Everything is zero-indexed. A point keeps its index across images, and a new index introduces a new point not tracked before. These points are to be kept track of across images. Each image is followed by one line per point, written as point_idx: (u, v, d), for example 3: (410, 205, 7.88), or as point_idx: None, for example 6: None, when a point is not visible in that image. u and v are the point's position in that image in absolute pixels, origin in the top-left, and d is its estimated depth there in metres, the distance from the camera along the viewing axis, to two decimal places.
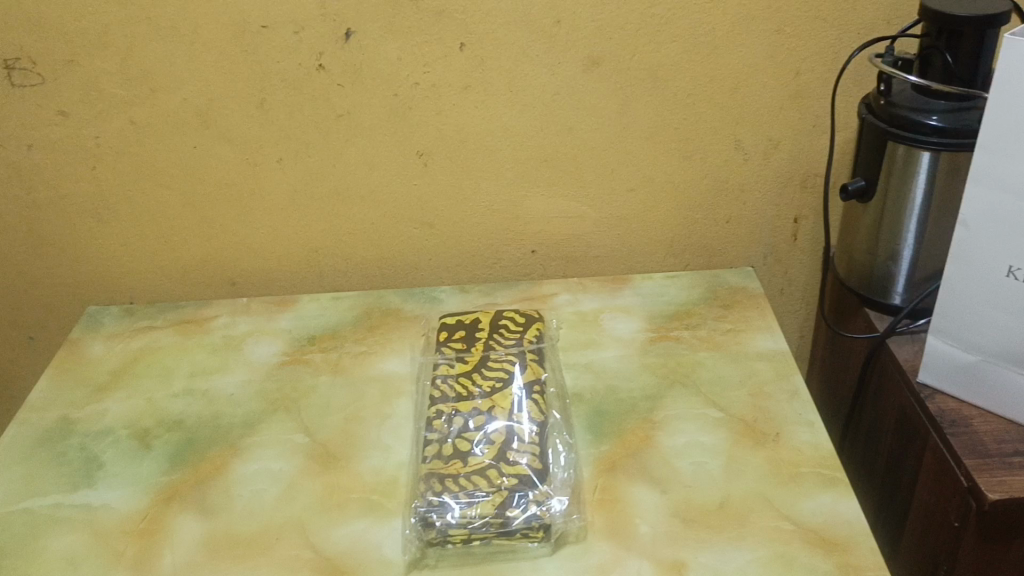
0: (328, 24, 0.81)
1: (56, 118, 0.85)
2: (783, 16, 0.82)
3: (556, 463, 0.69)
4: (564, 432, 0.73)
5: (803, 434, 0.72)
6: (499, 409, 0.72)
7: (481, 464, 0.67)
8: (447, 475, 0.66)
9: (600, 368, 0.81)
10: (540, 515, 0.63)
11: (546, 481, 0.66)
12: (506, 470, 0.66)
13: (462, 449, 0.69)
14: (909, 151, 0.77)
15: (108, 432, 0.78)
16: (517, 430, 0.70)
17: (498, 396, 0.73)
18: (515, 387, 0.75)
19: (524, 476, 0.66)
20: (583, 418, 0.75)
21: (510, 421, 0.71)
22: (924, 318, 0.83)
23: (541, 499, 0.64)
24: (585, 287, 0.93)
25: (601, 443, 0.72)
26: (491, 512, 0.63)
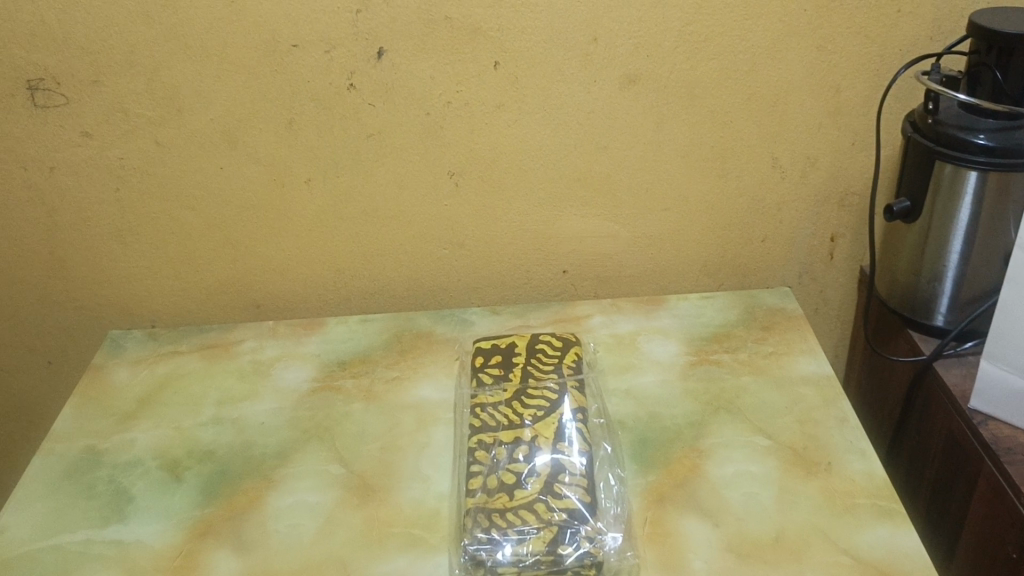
0: (360, 43, 0.79)
1: (80, 140, 0.83)
2: (825, 33, 0.80)
3: (604, 495, 0.67)
4: (611, 461, 0.71)
5: (855, 462, 0.70)
6: (546, 440, 0.70)
7: (529, 497, 0.65)
8: (494, 510, 0.64)
9: (641, 394, 0.79)
10: (594, 553, 0.61)
11: (597, 517, 0.64)
12: (556, 504, 0.64)
13: (510, 482, 0.66)
14: (956, 170, 0.75)
15: (136, 463, 0.76)
16: (565, 462, 0.68)
17: (543, 426, 0.72)
18: (561, 415, 0.73)
19: (575, 510, 0.64)
20: (631, 446, 0.72)
21: (556, 453, 0.69)
22: (972, 341, 0.81)
23: (593, 535, 0.62)
24: (620, 308, 0.92)
25: (649, 472, 0.70)
26: (542, 549, 0.61)
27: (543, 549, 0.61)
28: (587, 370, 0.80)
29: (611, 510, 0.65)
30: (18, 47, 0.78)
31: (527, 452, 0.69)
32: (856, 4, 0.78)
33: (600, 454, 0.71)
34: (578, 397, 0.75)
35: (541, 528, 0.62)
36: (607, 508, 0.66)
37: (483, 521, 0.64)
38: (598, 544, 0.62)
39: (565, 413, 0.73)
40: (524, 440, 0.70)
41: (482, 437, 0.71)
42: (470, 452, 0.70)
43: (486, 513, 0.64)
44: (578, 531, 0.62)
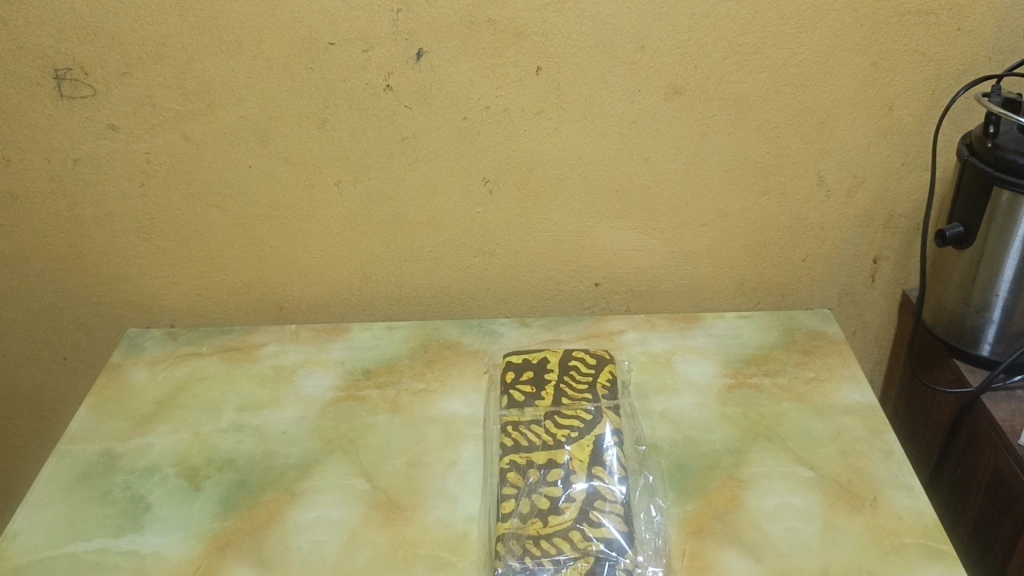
0: (399, 43, 0.76)
1: (106, 132, 0.81)
2: (880, 49, 0.77)
3: (640, 525, 0.64)
4: (647, 488, 0.68)
5: (902, 499, 0.67)
6: (583, 464, 0.68)
7: (565, 524, 0.63)
8: (529, 536, 0.62)
9: (680, 419, 0.76)
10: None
11: (635, 549, 0.61)
12: (593, 534, 0.62)
13: (545, 505, 0.64)
14: (1014, 197, 0.72)
15: (154, 469, 0.73)
16: (602, 490, 0.66)
17: (580, 449, 0.69)
18: (598, 438, 0.71)
19: (613, 540, 0.61)
20: (669, 473, 0.70)
21: (593, 480, 0.66)
22: (1021, 375, 0.78)
23: (631, 569, 0.60)
24: (655, 324, 0.89)
25: (686, 501, 0.67)
26: None
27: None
28: (622, 392, 0.78)
29: (650, 541, 0.63)
30: (46, 34, 0.75)
31: (562, 475, 0.67)
32: (915, 21, 0.75)
33: (635, 480, 0.69)
34: (613, 421, 0.73)
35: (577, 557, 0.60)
36: (644, 538, 0.63)
37: (517, 547, 0.61)
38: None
39: (603, 437, 0.71)
40: (560, 462, 0.68)
41: (515, 458, 0.69)
42: (501, 471, 0.68)
43: (520, 538, 0.62)
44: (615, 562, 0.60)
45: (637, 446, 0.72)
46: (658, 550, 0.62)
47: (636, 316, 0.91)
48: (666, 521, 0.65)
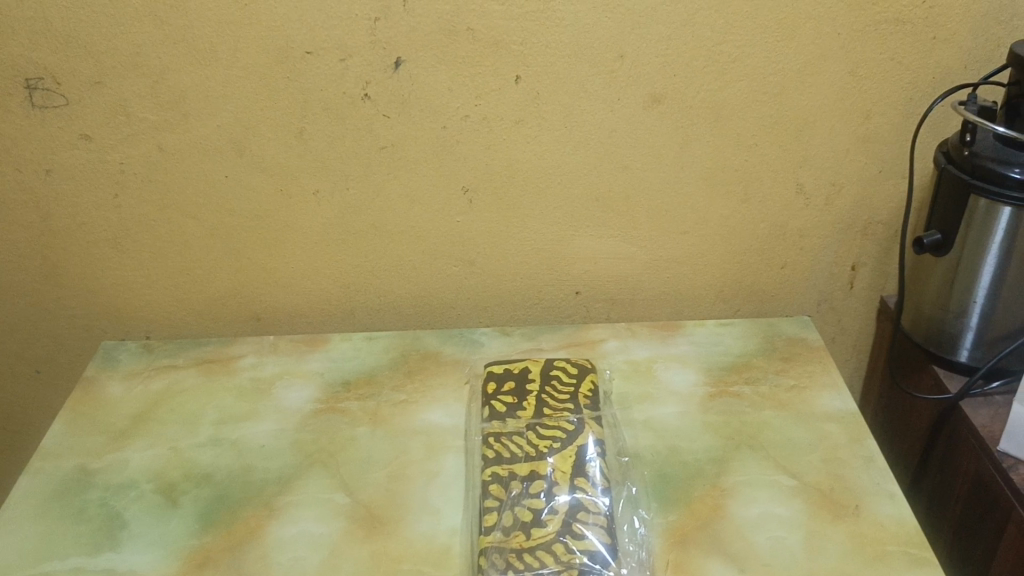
0: (377, 52, 0.75)
1: (79, 142, 0.80)
2: (858, 57, 0.77)
3: (625, 536, 0.64)
4: (631, 499, 0.68)
5: (884, 506, 0.67)
6: (566, 476, 0.68)
7: (548, 536, 0.62)
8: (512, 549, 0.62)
9: (662, 428, 0.76)
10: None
11: (618, 560, 0.61)
12: (576, 545, 0.62)
13: (527, 517, 0.64)
14: (991, 205, 0.72)
15: (130, 485, 0.72)
16: (585, 501, 0.65)
17: (562, 460, 0.69)
18: (580, 449, 0.70)
19: (597, 552, 0.61)
20: (653, 483, 0.70)
21: (576, 491, 0.66)
22: (999, 380, 0.79)
23: None
24: (636, 333, 0.89)
25: (670, 511, 0.67)
26: None
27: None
28: (604, 403, 0.78)
29: (633, 552, 0.63)
30: (17, 43, 0.74)
31: (545, 487, 0.66)
32: (891, 30, 0.76)
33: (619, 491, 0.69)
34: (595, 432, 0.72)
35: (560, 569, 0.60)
36: (628, 549, 0.63)
37: (500, 560, 0.61)
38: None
39: (586, 448, 0.70)
40: (542, 474, 0.68)
41: (497, 470, 0.69)
42: (483, 484, 0.68)
43: (503, 552, 0.61)
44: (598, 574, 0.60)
45: (619, 457, 0.72)
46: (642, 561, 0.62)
47: (616, 325, 0.91)
48: (650, 532, 0.65)
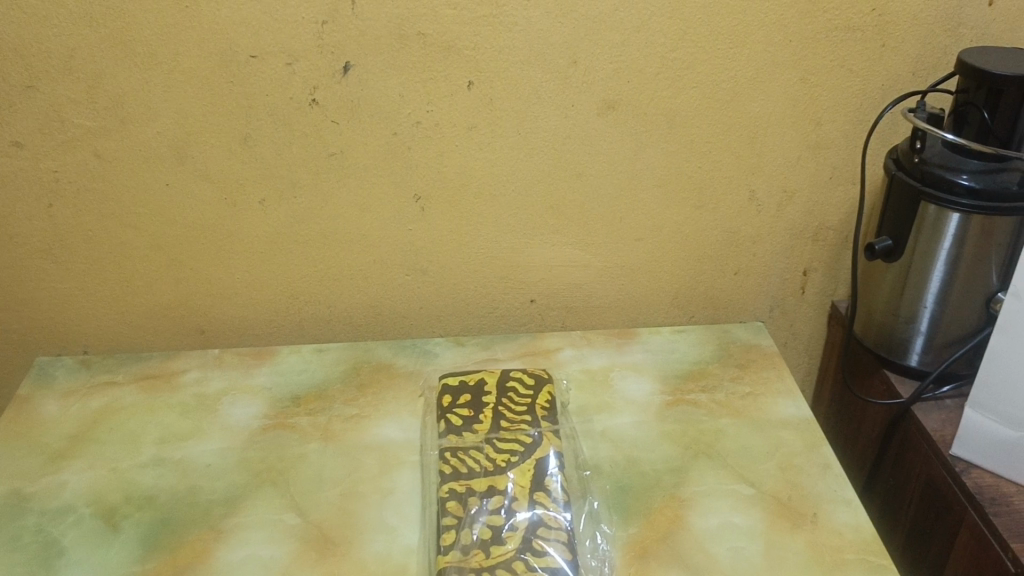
0: (325, 56, 0.73)
1: (9, 149, 0.76)
2: (809, 65, 0.77)
3: (585, 552, 0.63)
4: (591, 513, 0.67)
5: (841, 513, 0.67)
6: (524, 491, 0.66)
7: (507, 554, 0.61)
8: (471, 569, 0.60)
9: (621, 438, 0.75)
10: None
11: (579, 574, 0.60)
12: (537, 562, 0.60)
13: (485, 535, 0.62)
14: (939, 212, 0.73)
15: (67, 510, 0.68)
16: (544, 517, 0.64)
17: (519, 475, 0.68)
18: (536, 464, 0.69)
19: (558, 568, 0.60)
20: (612, 495, 0.69)
21: (534, 508, 0.65)
22: (949, 385, 0.80)
23: None
24: (593, 342, 0.88)
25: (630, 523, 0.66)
26: None
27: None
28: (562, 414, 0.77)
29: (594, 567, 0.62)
30: None
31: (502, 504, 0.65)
32: (842, 37, 0.76)
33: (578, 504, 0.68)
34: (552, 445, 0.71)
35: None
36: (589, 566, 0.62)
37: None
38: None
39: (542, 462, 0.69)
40: (498, 491, 0.66)
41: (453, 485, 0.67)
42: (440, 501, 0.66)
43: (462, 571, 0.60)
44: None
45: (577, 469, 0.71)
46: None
47: (572, 333, 0.90)
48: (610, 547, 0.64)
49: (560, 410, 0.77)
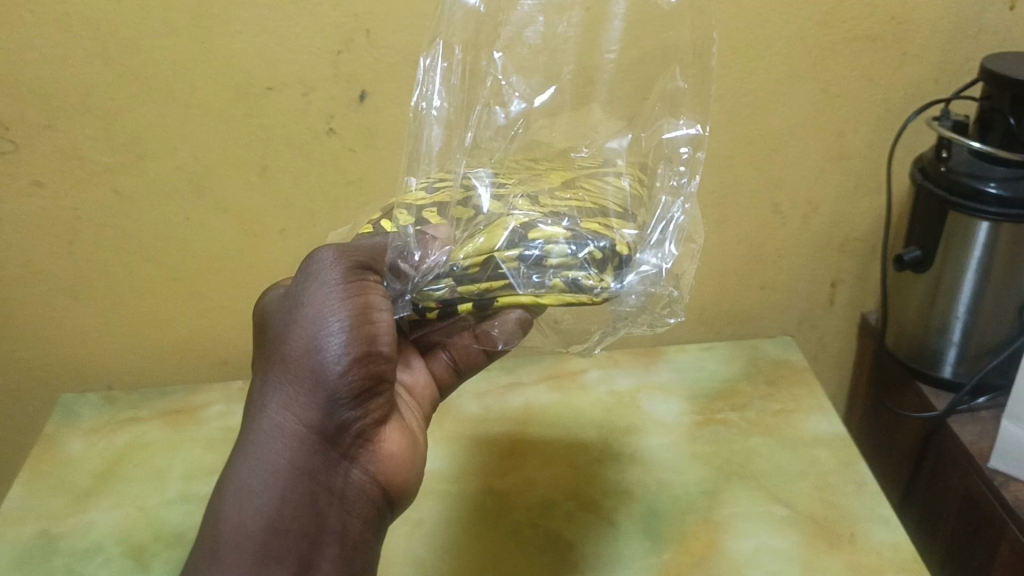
0: (341, 85, 0.73)
1: (29, 189, 0.75)
2: (829, 75, 0.76)
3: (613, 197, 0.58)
4: (622, 200, 0.57)
5: (880, 532, 0.66)
6: (490, 156, 0.61)
7: (500, 217, 0.54)
8: (436, 228, 0.54)
9: (704, 152, 0.60)
10: (585, 285, 0.50)
11: (617, 238, 0.52)
12: (540, 221, 0.52)
13: (466, 197, 0.56)
14: (968, 221, 0.71)
15: (97, 549, 0.68)
16: (558, 198, 0.56)
17: (446, 99, 0.59)
18: (494, 111, 0.61)
19: (576, 233, 0.52)
20: (649, 204, 0.58)
21: (546, 191, 0.58)
22: (985, 396, 0.78)
23: (597, 228, 0.53)
24: (628, 33, 0.65)
25: (673, 243, 0.55)
26: (528, 231, 0.52)
27: (512, 275, 0.50)
28: (540, 12, 0.62)
29: (630, 232, 0.54)
30: None
31: (478, 173, 0.58)
32: (863, 47, 0.75)
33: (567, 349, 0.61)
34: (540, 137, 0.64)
35: (507, 244, 0.51)
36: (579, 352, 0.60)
37: (400, 239, 0.54)
38: (602, 275, 0.50)
39: (507, 108, 0.62)
40: (424, 109, 0.59)
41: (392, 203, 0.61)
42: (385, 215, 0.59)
43: (418, 229, 0.54)
44: (567, 248, 0.50)
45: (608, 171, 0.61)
46: (635, 285, 0.52)
47: None
48: (641, 311, 0.56)
49: (543, 28, 0.62)
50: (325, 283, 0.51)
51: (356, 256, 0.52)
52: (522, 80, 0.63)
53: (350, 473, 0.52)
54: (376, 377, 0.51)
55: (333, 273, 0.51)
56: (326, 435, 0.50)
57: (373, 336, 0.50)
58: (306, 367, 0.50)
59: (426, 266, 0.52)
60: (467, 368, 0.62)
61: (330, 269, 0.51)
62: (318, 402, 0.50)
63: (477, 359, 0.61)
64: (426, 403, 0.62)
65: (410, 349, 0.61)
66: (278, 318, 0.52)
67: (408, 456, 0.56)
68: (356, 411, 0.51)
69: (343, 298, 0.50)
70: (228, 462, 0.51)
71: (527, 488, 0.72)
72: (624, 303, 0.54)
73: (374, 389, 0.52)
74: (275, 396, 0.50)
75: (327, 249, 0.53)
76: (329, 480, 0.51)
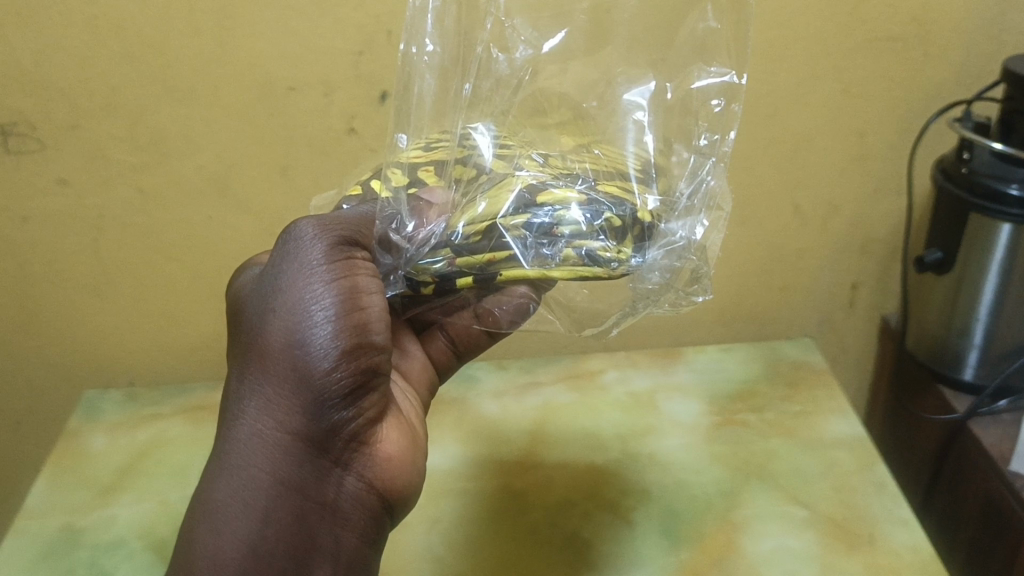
0: (362, 86, 0.74)
1: (55, 187, 0.76)
2: (850, 76, 0.76)
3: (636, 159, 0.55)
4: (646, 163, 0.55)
5: (899, 534, 0.66)
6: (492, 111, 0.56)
7: (506, 178, 0.51)
8: (431, 192, 0.51)
9: (740, 105, 0.54)
10: (600, 257, 0.47)
11: (638, 204, 0.50)
12: (550, 185, 0.50)
13: (467, 155, 0.53)
14: (990, 223, 0.71)
15: (120, 544, 0.68)
16: (571, 159, 0.55)
17: (439, 43, 0.53)
18: (495, 56, 0.56)
19: (592, 198, 0.49)
20: (674, 173, 0.54)
21: (558, 152, 0.56)
22: (1006, 399, 0.77)
23: (616, 195, 0.50)
24: None
25: (705, 213, 0.52)
26: (542, 198, 0.49)
27: (518, 244, 0.47)
28: None
29: (653, 199, 0.52)
30: None
31: (479, 129, 0.54)
32: (884, 48, 0.75)
33: (579, 334, 0.56)
34: (548, 88, 0.58)
35: (512, 211, 0.48)
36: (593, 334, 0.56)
37: (391, 207, 0.50)
38: (621, 246, 0.48)
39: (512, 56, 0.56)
40: (413, 54, 0.53)
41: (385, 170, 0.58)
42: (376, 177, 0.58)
43: (412, 193, 0.50)
44: (581, 217, 0.48)
45: (630, 134, 0.56)
46: (657, 261, 0.50)
47: None
48: (666, 289, 0.51)
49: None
50: (308, 268, 0.48)
51: (339, 232, 0.49)
52: (528, 26, 0.57)
53: (342, 478, 0.50)
54: (368, 372, 0.49)
55: (314, 255, 0.48)
56: (315, 440, 0.48)
57: (363, 326, 0.48)
58: (287, 365, 0.47)
59: (421, 237, 0.49)
60: (464, 347, 0.63)
61: (310, 249, 0.49)
62: (301, 405, 0.47)
63: (477, 339, 0.63)
64: (423, 387, 0.62)
65: (405, 333, 0.61)
66: (254, 307, 0.49)
67: (404, 455, 0.53)
68: (349, 412, 0.49)
69: (329, 286, 0.48)
70: (207, 470, 0.49)
71: (545, 488, 0.72)
72: (645, 281, 0.50)
73: (366, 386, 0.49)
74: (255, 400, 0.48)
75: (306, 223, 0.50)
76: (319, 488, 0.49)
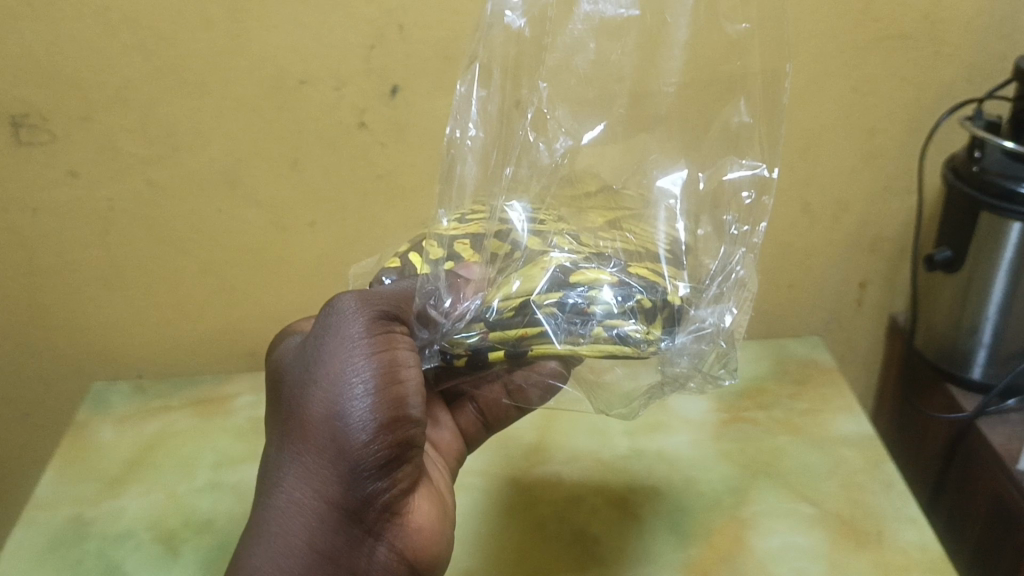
0: (373, 80, 0.74)
1: (65, 178, 0.76)
2: (862, 74, 0.76)
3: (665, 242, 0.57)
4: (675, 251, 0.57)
5: (907, 532, 0.66)
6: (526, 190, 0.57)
7: (540, 259, 0.53)
8: (468, 267, 0.52)
9: (771, 198, 0.56)
10: (630, 338, 0.48)
11: (668, 290, 0.52)
12: (583, 266, 0.53)
13: (503, 230, 0.55)
14: (1001, 222, 0.71)
15: (128, 534, 0.68)
16: (602, 238, 0.58)
17: (481, 128, 0.55)
18: (535, 143, 0.57)
19: (623, 282, 0.52)
20: (704, 262, 0.57)
21: (590, 232, 0.58)
22: (1015, 398, 0.77)
23: (648, 280, 0.52)
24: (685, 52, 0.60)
25: (733, 301, 0.53)
26: (576, 280, 0.51)
27: (550, 321, 0.48)
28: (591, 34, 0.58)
29: (683, 286, 0.53)
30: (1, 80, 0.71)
31: (514, 207, 0.56)
32: (896, 46, 0.75)
33: (606, 413, 0.56)
34: (583, 171, 0.60)
35: (545, 290, 0.50)
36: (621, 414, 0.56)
37: (431, 283, 0.51)
38: (651, 328, 0.49)
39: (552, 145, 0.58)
40: (457, 138, 0.54)
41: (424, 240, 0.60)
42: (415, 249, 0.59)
43: (449, 268, 0.52)
44: (613, 299, 0.50)
45: (659, 215, 0.59)
46: (687, 345, 0.51)
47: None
48: (695, 372, 0.52)
49: (594, 54, 0.59)
50: (348, 340, 0.49)
51: (380, 305, 0.50)
52: (569, 115, 0.59)
53: (375, 548, 0.49)
54: (403, 444, 0.49)
55: (355, 327, 0.49)
56: (349, 510, 0.48)
57: (401, 398, 0.48)
58: (326, 435, 0.47)
59: (457, 313, 0.50)
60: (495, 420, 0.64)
61: (352, 322, 0.49)
62: (338, 475, 0.47)
63: (507, 412, 0.63)
64: (453, 456, 0.62)
65: (437, 404, 0.62)
66: (297, 377, 0.50)
67: (433, 528, 0.53)
68: (383, 483, 0.49)
69: (368, 357, 0.48)
70: (243, 538, 0.49)
71: (553, 485, 0.72)
72: (674, 365, 0.51)
73: (401, 458, 0.49)
74: (294, 469, 0.48)
75: (348, 296, 0.50)
76: (351, 558, 0.48)
